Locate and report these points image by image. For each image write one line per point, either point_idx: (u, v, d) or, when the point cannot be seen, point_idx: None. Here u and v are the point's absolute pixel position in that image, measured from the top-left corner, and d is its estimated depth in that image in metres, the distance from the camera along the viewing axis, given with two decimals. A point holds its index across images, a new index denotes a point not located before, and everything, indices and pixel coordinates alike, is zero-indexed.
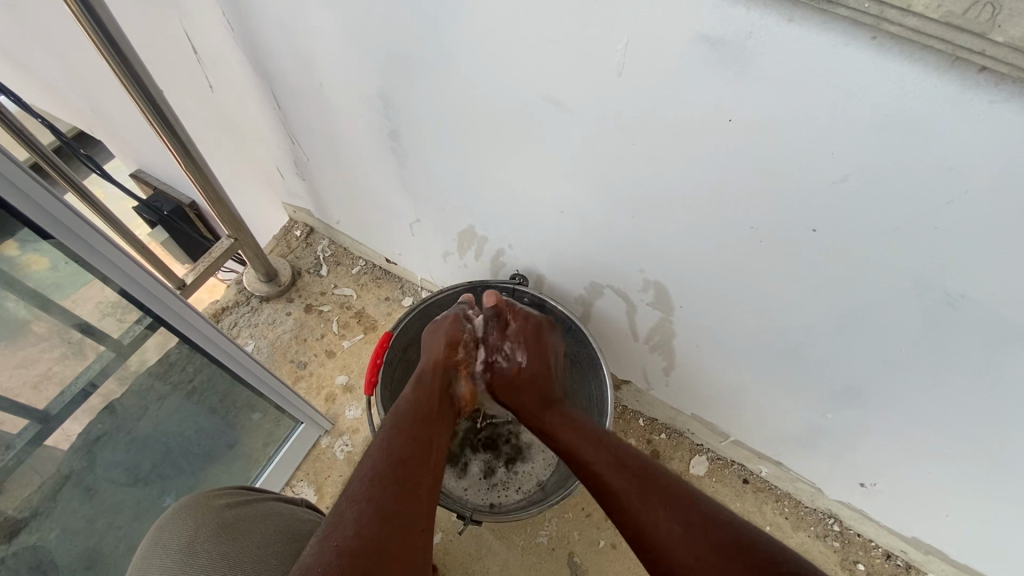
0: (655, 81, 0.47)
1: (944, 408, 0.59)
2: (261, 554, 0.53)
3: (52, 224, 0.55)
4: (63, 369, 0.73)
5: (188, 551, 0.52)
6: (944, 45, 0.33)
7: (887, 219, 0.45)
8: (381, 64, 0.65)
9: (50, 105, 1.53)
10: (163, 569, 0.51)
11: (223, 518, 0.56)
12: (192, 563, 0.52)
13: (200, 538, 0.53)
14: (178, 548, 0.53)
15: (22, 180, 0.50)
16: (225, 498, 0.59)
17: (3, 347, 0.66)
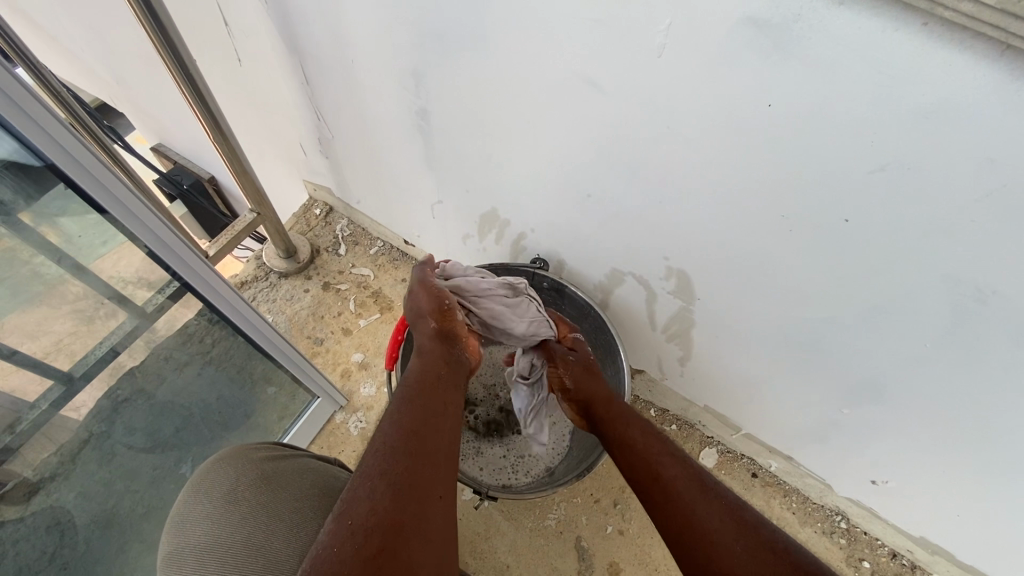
0: (696, 63, 0.47)
1: (965, 406, 0.60)
2: (297, 510, 0.55)
3: (90, 183, 0.56)
4: (86, 334, 0.75)
5: (230, 498, 0.53)
6: (996, 32, 0.33)
7: (923, 211, 0.45)
8: (416, 40, 0.65)
9: (76, 76, 1.54)
10: (205, 513, 0.52)
11: (263, 470, 0.57)
12: (233, 510, 0.53)
13: (242, 487, 0.54)
14: (221, 494, 0.54)
15: (63, 138, 0.51)
16: (263, 452, 0.60)
17: (28, 309, 0.68)
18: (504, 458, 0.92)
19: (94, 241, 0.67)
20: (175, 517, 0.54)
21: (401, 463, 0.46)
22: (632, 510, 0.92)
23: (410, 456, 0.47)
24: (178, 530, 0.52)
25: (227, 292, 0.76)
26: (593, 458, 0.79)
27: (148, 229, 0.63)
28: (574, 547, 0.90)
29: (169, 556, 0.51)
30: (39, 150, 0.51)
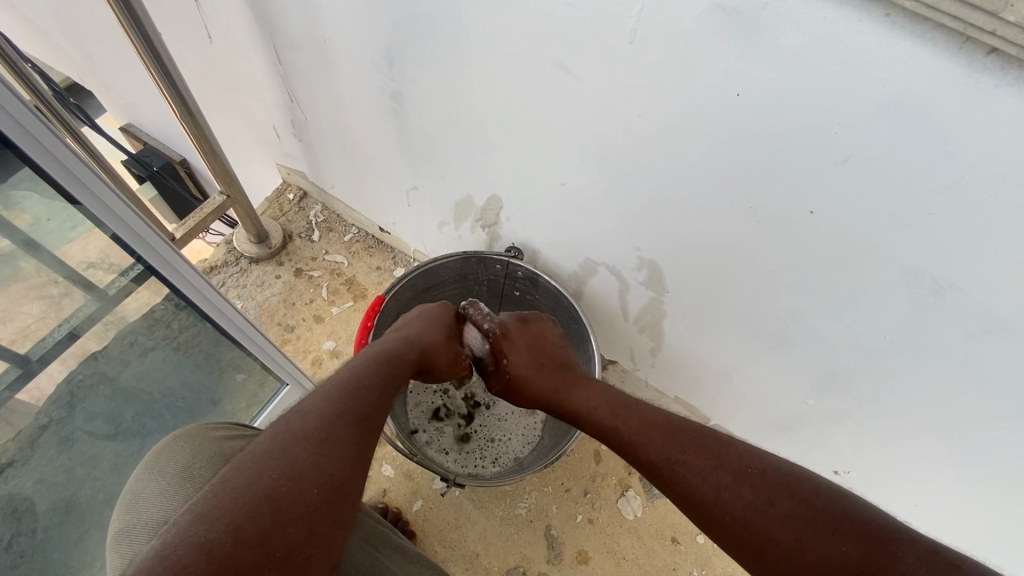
0: (667, 50, 0.46)
1: (922, 396, 0.61)
2: None
3: (57, 168, 0.54)
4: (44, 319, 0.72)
5: (185, 475, 0.53)
6: (955, 22, 0.33)
7: (883, 205, 0.46)
8: (388, 20, 0.64)
9: (39, 51, 1.48)
10: (158, 490, 0.52)
11: (219, 449, 0.57)
12: (188, 487, 0.53)
13: (197, 464, 0.54)
14: (174, 471, 0.53)
15: (26, 120, 0.49)
16: (220, 431, 0.59)
17: None
18: (474, 448, 0.91)
19: (62, 225, 0.64)
20: (126, 497, 0.54)
21: (299, 473, 0.41)
22: (602, 499, 0.93)
23: (320, 467, 0.43)
24: (131, 508, 0.52)
25: (193, 277, 0.74)
26: (562, 449, 0.78)
27: (113, 212, 0.61)
28: (544, 535, 0.90)
29: (122, 532, 0.51)
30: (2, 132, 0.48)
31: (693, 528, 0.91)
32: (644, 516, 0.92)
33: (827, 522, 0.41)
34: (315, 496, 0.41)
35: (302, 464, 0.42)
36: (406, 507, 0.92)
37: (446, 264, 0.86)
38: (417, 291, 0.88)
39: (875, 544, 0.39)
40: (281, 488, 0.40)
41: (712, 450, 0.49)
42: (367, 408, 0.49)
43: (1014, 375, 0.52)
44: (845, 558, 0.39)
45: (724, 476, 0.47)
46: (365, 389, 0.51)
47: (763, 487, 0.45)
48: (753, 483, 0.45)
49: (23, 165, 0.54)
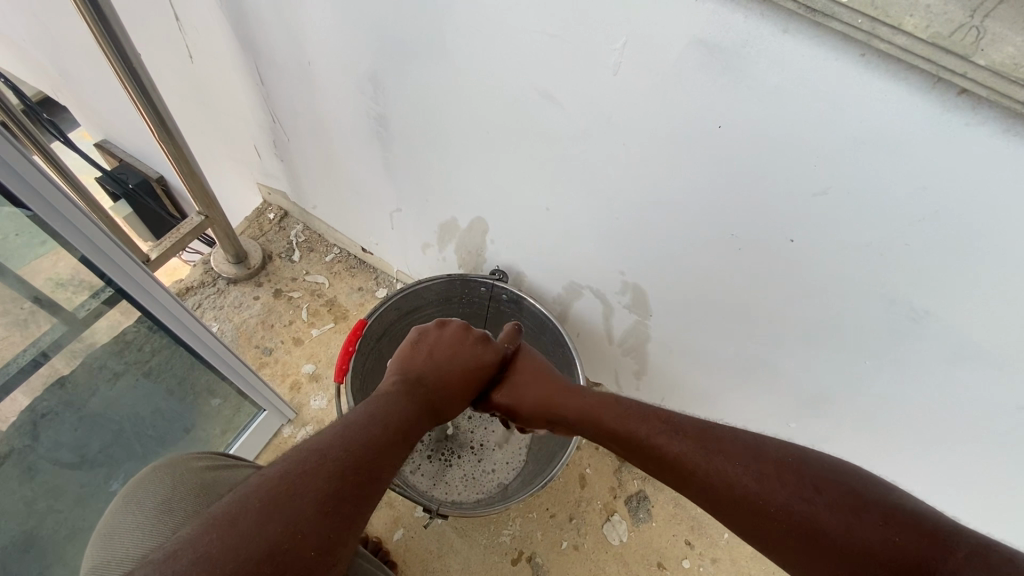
0: (650, 83, 0.47)
1: (900, 420, 0.62)
2: None
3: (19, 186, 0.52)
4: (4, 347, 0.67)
5: (162, 508, 0.52)
6: (928, 65, 0.34)
7: (860, 235, 0.47)
8: (373, 45, 0.64)
9: (14, 66, 1.45)
10: (135, 525, 0.52)
11: (201, 479, 0.56)
12: (163, 520, 0.52)
13: (176, 496, 0.53)
14: (151, 506, 0.53)
15: None
16: (203, 460, 0.59)
17: None
18: (458, 473, 0.89)
19: (29, 242, 0.61)
20: (102, 535, 0.53)
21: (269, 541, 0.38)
22: (587, 525, 0.92)
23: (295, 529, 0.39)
24: (107, 545, 0.52)
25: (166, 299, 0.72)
26: (547, 475, 0.77)
27: (81, 233, 0.59)
28: (528, 563, 0.88)
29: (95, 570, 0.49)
30: None
31: (679, 552, 0.91)
32: (629, 541, 0.91)
33: (861, 509, 0.41)
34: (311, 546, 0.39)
35: (276, 526, 0.38)
36: (387, 537, 0.89)
37: (430, 286, 0.85)
38: (401, 315, 0.86)
39: (909, 528, 0.39)
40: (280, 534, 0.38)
41: (744, 449, 0.48)
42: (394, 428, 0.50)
43: (991, 401, 0.52)
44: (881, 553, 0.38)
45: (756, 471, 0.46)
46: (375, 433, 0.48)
47: (808, 478, 0.44)
48: (796, 476, 0.44)
49: None
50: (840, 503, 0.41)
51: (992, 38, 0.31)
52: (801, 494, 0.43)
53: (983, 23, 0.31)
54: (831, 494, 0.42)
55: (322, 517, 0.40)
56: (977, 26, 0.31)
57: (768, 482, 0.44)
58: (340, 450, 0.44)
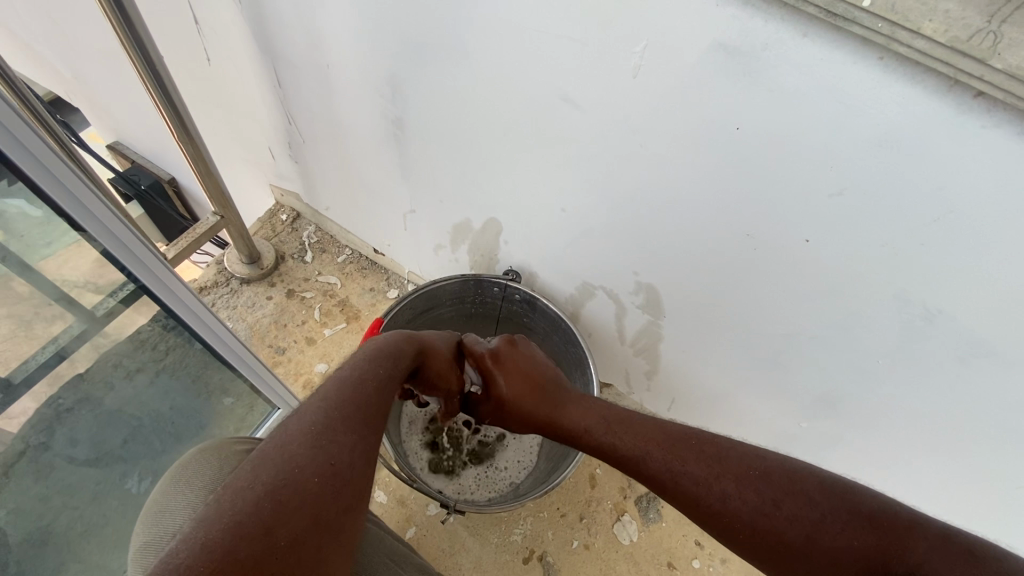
0: (669, 86, 0.48)
1: (913, 420, 0.63)
2: None
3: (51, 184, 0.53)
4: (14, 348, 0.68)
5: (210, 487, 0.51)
6: (946, 68, 0.35)
7: (874, 235, 0.48)
8: (393, 48, 0.65)
9: (29, 68, 1.47)
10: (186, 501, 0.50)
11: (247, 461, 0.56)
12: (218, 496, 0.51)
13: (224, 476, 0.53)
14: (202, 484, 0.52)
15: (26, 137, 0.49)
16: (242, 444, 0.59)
17: None
18: (470, 472, 0.90)
19: (38, 241, 0.62)
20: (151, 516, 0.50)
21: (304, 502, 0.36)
22: (597, 524, 0.92)
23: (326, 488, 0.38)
24: (158, 524, 0.49)
25: (186, 295, 0.73)
26: (560, 474, 0.78)
27: (107, 229, 0.60)
28: (539, 562, 0.89)
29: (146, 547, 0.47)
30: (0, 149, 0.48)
31: (689, 552, 0.91)
32: (640, 541, 0.92)
33: (820, 520, 0.42)
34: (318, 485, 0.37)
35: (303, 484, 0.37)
36: (399, 535, 0.90)
37: (445, 286, 0.86)
38: (415, 314, 0.87)
39: (866, 531, 0.40)
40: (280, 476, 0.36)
41: (708, 462, 0.49)
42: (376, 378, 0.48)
43: (1001, 401, 0.53)
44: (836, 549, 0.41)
45: (721, 485, 0.47)
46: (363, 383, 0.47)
47: (769, 490, 0.45)
48: (758, 489, 0.45)
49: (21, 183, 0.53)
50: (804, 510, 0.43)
51: (1009, 42, 0.32)
52: (766, 506, 0.44)
53: (1001, 28, 0.32)
54: (792, 506, 0.44)
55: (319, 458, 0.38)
56: (994, 30, 0.32)
57: (735, 495, 0.46)
58: (319, 401, 0.43)
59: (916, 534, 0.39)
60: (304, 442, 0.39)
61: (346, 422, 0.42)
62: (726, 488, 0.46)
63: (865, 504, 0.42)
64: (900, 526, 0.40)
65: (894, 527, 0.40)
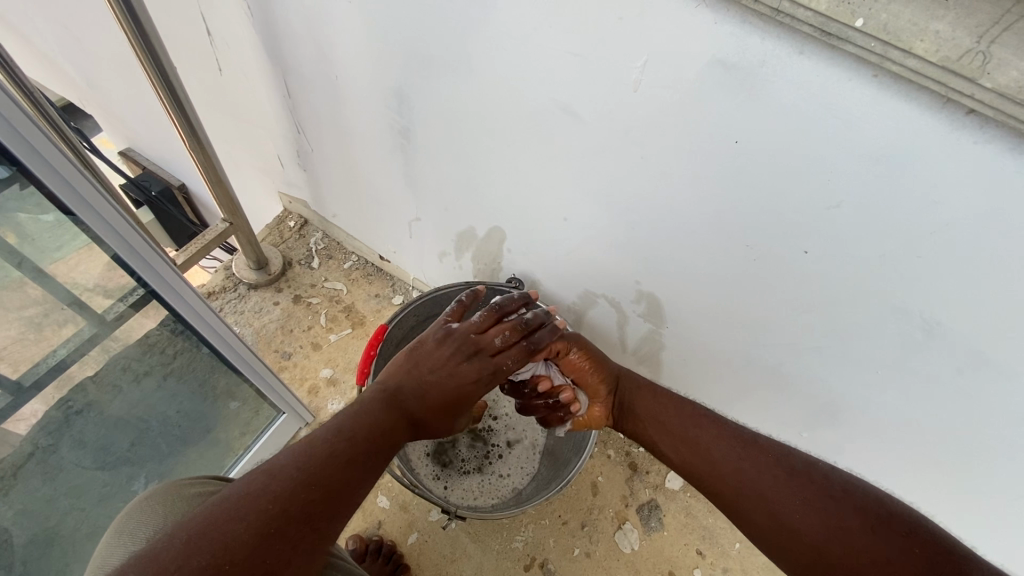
0: (669, 100, 0.49)
1: (913, 431, 0.63)
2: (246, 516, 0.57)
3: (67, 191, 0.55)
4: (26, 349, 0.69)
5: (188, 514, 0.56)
6: (939, 86, 0.36)
7: (872, 248, 0.49)
8: (400, 61, 0.67)
9: (45, 76, 1.51)
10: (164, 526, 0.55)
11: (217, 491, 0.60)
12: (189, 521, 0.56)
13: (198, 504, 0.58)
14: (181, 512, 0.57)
15: (44, 146, 0.50)
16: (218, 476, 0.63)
17: None
18: (472, 477, 0.91)
19: (50, 246, 0.64)
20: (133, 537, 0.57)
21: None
22: (599, 532, 0.93)
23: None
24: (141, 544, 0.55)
25: (195, 300, 0.74)
26: (562, 481, 0.78)
27: (119, 235, 0.61)
28: (539, 570, 0.89)
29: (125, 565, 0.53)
30: (21, 158, 0.50)
31: (690, 562, 0.91)
32: (641, 550, 0.92)
33: (884, 525, 0.46)
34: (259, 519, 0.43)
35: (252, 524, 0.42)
36: (401, 540, 0.91)
37: (448, 293, 0.87)
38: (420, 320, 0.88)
39: (925, 547, 0.43)
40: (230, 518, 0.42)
41: (776, 458, 0.54)
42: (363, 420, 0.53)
43: (998, 413, 0.54)
44: (896, 555, 0.44)
45: (781, 477, 0.53)
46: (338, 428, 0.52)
47: (834, 497, 0.49)
48: (821, 493, 0.50)
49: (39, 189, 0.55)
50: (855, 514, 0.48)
51: (998, 62, 0.33)
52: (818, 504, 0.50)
53: (990, 48, 0.33)
54: (856, 513, 0.48)
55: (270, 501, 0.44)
56: (983, 50, 0.33)
57: (793, 489, 0.51)
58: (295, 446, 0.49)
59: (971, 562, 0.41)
60: (184, 553, 0.40)
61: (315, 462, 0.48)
62: (785, 482, 0.52)
63: (918, 525, 0.45)
64: (952, 549, 0.43)
65: (953, 554, 0.42)
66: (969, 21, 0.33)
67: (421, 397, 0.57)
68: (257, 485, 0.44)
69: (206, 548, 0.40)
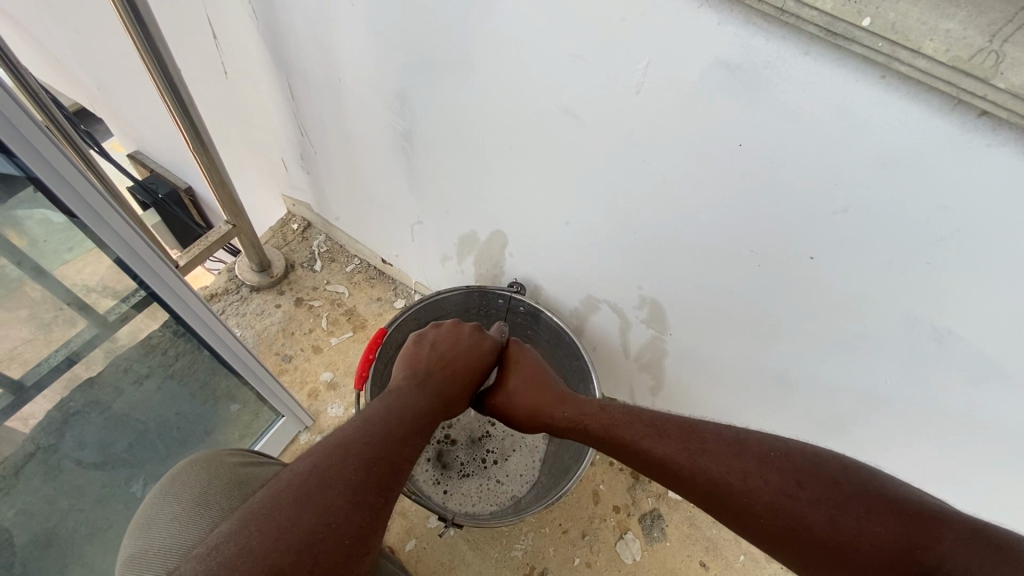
0: (672, 102, 0.48)
1: (924, 441, 0.61)
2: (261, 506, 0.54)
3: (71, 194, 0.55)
4: (30, 350, 0.69)
5: (200, 500, 0.54)
6: (949, 87, 0.35)
7: (880, 254, 0.48)
8: (402, 64, 0.66)
9: (57, 80, 1.52)
10: (175, 516, 0.53)
11: (236, 474, 0.57)
12: (203, 511, 0.53)
13: (213, 489, 0.55)
14: (190, 497, 0.54)
15: (47, 149, 0.50)
16: (235, 457, 0.60)
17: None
18: (471, 483, 0.90)
19: (59, 247, 0.63)
20: (139, 524, 0.54)
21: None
22: (599, 542, 0.91)
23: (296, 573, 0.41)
24: (146, 534, 0.53)
25: (196, 303, 0.74)
26: (562, 489, 0.77)
27: (120, 238, 0.61)
28: None
29: (135, 558, 0.51)
30: (21, 159, 0.50)
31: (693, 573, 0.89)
32: (643, 560, 0.90)
33: (843, 501, 0.44)
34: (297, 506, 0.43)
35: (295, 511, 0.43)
36: (400, 547, 0.89)
37: (449, 297, 0.86)
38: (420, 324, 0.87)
39: (892, 519, 0.41)
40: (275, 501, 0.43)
41: (730, 445, 0.51)
42: (396, 414, 0.55)
43: (1011, 424, 0.52)
44: (858, 537, 0.42)
45: (736, 463, 0.49)
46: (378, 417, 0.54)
47: (793, 471, 0.47)
48: (780, 470, 0.48)
49: (39, 190, 0.54)
50: (820, 491, 0.45)
51: (1011, 62, 0.32)
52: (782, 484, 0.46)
53: (1003, 47, 0.32)
54: (814, 488, 0.45)
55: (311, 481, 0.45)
56: (996, 49, 0.32)
57: (751, 472, 0.48)
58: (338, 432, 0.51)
59: (942, 523, 0.40)
60: (271, 527, 0.42)
61: (355, 448, 0.49)
62: (741, 463, 0.49)
63: (891, 492, 0.43)
64: (923, 517, 0.41)
65: (921, 515, 0.41)
66: (980, 20, 0.32)
67: (448, 373, 0.66)
68: (333, 459, 0.47)
69: (293, 520, 0.43)
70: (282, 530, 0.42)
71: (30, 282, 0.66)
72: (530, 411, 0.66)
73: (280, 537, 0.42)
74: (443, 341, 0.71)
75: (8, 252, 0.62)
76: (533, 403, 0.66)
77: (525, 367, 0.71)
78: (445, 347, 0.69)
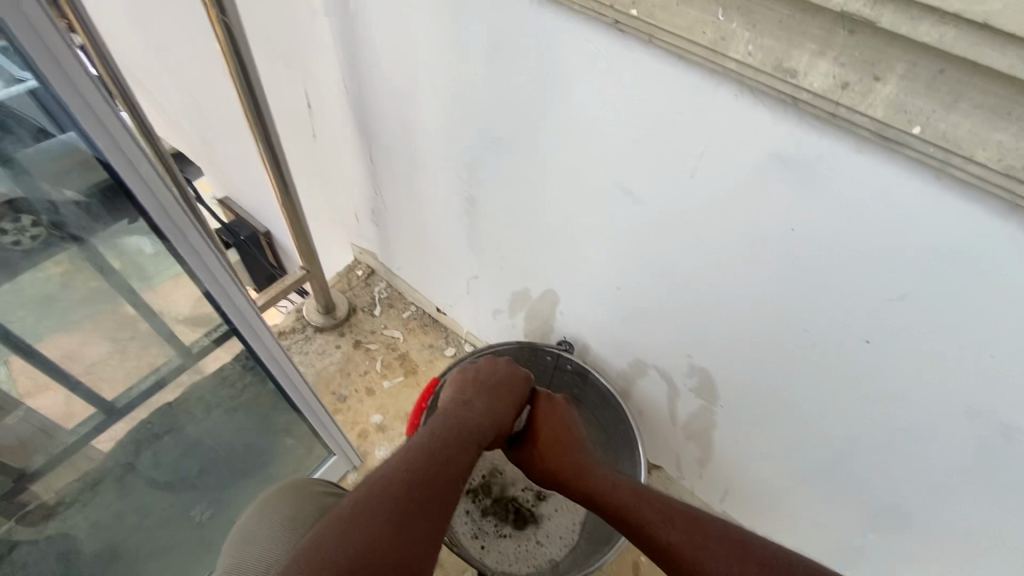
0: (726, 187, 0.51)
1: (997, 546, 0.57)
2: None
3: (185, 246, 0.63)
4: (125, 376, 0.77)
5: (291, 522, 0.58)
6: (1003, 191, 0.36)
7: (939, 343, 0.47)
8: (473, 138, 0.73)
9: (168, 133, 1.74)
10: (268, 533, 0.56)
11: (322, 502, 0.62)
12: (296, 532, 0.57)
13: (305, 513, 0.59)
14: (283, 517, 0.58)
15: None
16: (321, 486, 0.65)
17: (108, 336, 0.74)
18: (509, 541, 0.90)
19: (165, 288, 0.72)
20: (233, 539, 0.58)
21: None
22: None
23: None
24: (239, 549, 0.56)
25: (271, 344, 0.81)
26: (600, 559, 0.75)
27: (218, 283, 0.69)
28: None
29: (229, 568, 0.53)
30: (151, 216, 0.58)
31: None
32: None
33: None
34: (351, 541, 0.45)
35: (340, 545, 0.44)
36: None
37: (500, 351, 0.89)
38: None
39: None
40: (326, 539, 0.45)
41: (736, 544, 0.51)
42: (439, 449, 0.57)
43: None
44: None
45: (734, 559, 0.49)
46: (421, 452, 0.56)
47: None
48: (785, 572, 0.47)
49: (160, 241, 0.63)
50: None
51: None
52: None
53: None
54: None
55: (357, 518, 0.46)
56: None
57: (719, 566, 0.49)
58: (381, 471, 0.53)
59: None
60: (321, 553, 0.44)
61: (396, 483, 0.51)
62: (715, 554, 0.50)
63: None
64: None
65: None
66: None
67: (490, 400, 0.69)
68: (373, 489, 0.50)
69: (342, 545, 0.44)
70: (334, 554, 0.44)
71: (134, 315, 0.75)
72: (546, 471, 0.69)
73: (331, 559, 0.43)
74: (492, 364, 0.75)
75: (123, 291, 0.71)
76: (548, 466, 0.69)
77: (553, 420, 0.74)
78: (487, 375, 0.73)
